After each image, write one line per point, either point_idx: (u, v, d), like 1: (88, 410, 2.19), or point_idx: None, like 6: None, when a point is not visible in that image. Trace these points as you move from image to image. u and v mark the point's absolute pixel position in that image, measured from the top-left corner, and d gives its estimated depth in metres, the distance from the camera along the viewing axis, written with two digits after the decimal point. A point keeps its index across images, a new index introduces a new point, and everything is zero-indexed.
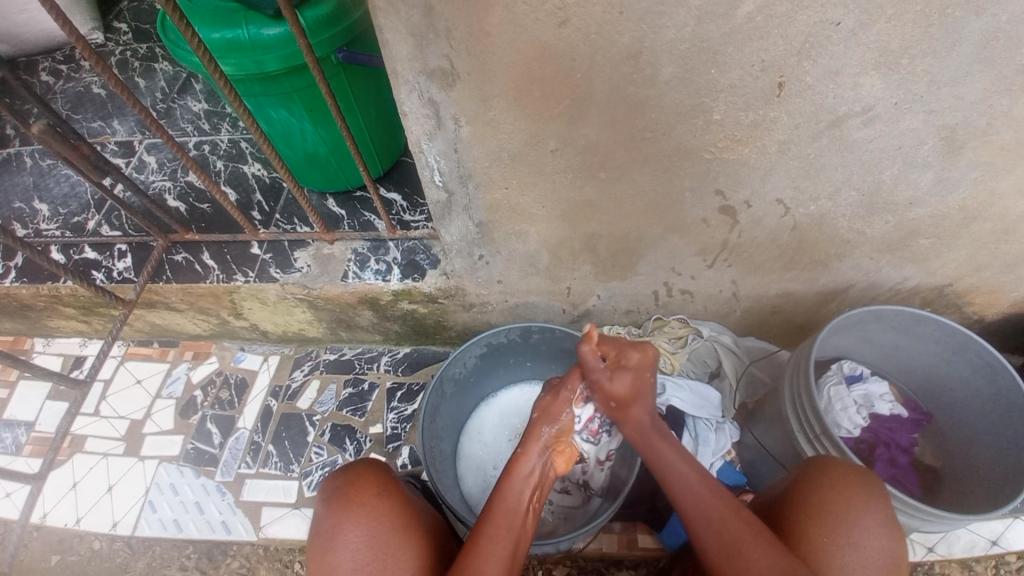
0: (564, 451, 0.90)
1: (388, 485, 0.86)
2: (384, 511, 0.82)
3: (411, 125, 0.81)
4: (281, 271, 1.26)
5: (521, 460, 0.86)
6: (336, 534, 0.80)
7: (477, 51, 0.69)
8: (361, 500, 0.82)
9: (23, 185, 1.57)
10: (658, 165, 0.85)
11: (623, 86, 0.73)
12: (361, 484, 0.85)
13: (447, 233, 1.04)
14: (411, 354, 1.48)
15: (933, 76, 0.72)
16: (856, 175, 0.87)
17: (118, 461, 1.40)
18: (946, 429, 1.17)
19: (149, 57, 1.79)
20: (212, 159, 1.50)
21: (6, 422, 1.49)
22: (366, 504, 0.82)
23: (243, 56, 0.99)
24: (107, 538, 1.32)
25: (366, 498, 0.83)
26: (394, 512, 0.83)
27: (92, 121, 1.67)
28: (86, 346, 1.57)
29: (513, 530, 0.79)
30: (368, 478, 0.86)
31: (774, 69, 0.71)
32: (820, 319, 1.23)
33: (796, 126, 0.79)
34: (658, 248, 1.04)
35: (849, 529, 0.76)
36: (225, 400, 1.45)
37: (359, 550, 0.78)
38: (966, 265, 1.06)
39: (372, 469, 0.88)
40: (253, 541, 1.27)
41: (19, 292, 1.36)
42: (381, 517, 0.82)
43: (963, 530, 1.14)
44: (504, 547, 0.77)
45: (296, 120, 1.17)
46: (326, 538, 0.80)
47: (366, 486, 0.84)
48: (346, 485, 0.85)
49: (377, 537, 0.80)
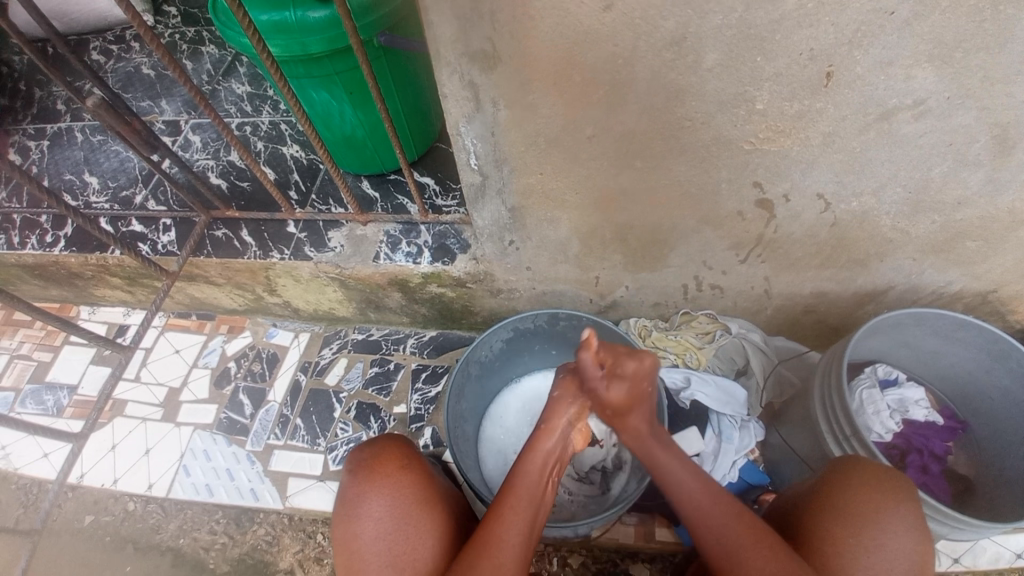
0: (581, 433, 0.89)
1: (412, 460, 0.88)
2: (407, 485, 0.84)
3: (449, 107, 0.82)
4: (315, 250, 1.29)
5: (547, 434, 0.85)
6: (360, 503, 0.82)
7: (520, 35, 0.69)
8: (384, 473, 0.85)
9: (74, 158, 1.64)
10: (695, 155, 0.84)
11: (664, 72, 0.72)
12: (386, 457, 0.87)
13: (479, 217, 1.05)
14: (437, 337, 1.50)
15: (990, 71, 0.70)
16: (902, 172, 0.84)
17: (155, 426, 1.47)
18: (982, 440, 1.14)
19: (196, 40, 1.84)
20: (253, 139, 1.54)
21: (51, 385, 1.57)
22: (390, 476, 0.84)
23: (289, 37, 1.01)
24: (142, 499, 1.38)
25: (390, 470, 0.85)
26: (416, 485, 0.85)
27: (141, 100, 1.73)
28: (129, 316, 1.64)
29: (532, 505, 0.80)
30: (392, 452, 0.88)
31: (823, 58, 0.69)
32: (854, 321, 1.20)
33: (842, 118, 0.77)
34: (690, 241, 1.03)
35: (875, 530, 0.75)
36: (257, 373, 1.50)
37: (382, 520, 0.81)
38: (1014, 271, 1.02)
39: (396, 444, 0.90)
40: (279, 510, 1.31)
41: (69, 260, 1.43)
42: (403, 489, 0.84)
43: (989, 542, 1.10)
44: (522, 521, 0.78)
45: (336, 102, 1.19)
46: (351, 506, 0.83)
47: (390, 459, 0.86)
48: (371, 457, 0.87)
49: (400, 508, 0.82)
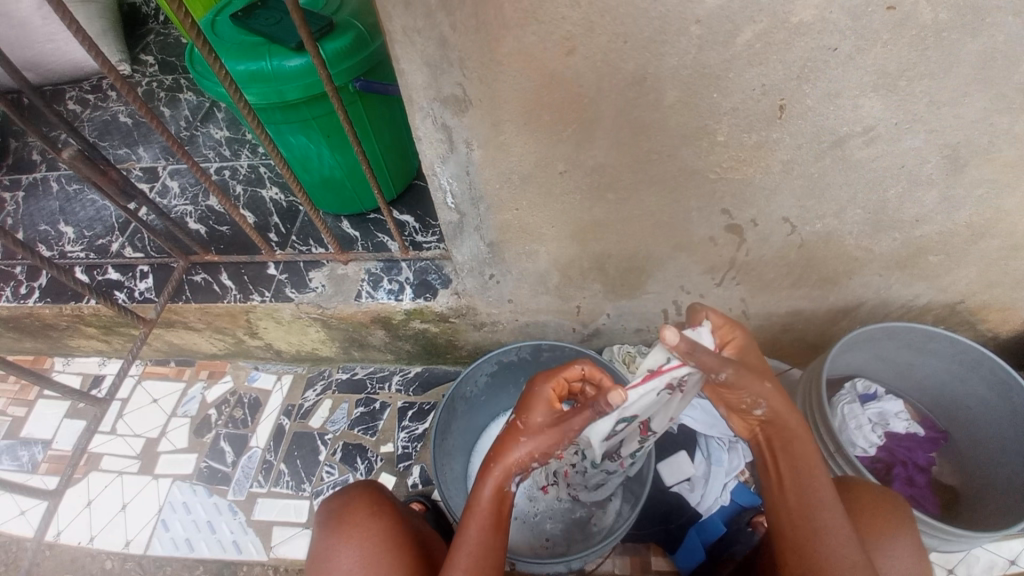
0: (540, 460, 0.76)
1: (382, 507, 0.87)
2: (377, 531, 0.83)
3: (425, 149, 0.84)
4: (296, 291, 1.29)
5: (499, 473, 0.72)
6: (329, 556, 0.81)
7: (489, 79, 0.72)
8: (351, 522, 0.83)
9: (50, 208, 1.63)
10: (664, 185, 0.87)
11: (628, 110, 0.76)
12: (354, 506, 0.86)
13: (459, 253, 1.07)
14: (422, 373, 1.49)
15: (932, 98, 0.74)
16: (861, 194, 0.89)
17: (133, 478, 1.42)
18: (963, 449, 1.16)
19: (173, 87, 1.86)
20: (232, 183, 1.55)
21: (24, 440, 1.51)
22: (357, 526, 0.83)
23: (266, 85, 1.04)
24: (119, 557, 1.32)
25: (359, 518, 0.84)
26: (387, 532, 0.84)
27: (119, 148, 1.74)
28: (105, 365, 1.60)
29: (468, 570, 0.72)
30: (361, 500, 0.87)
31: (775, 92, 0.73)
32: (830, 338, 1.23)
33: (799, 146, 0.81)
34: (666, 266, 1.05)
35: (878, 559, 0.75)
36: (238, 419, 1.47)
37: (350, 573, 0.79)
38: (975, 283, 1.07)
39: (365, 491, 0.89)
40: (263, 561, 1.27)
41: (43, 311, 1.40)
42: (373, 537, 0.82)
43: (980, 550, 1.11)
44: None
45: (314, 145, 1.21)
46: (320, 560, 0.82)
47: (358, 508, 0.85)
48: (339, 508, 0.86)
49: (368, 557, 0.80)
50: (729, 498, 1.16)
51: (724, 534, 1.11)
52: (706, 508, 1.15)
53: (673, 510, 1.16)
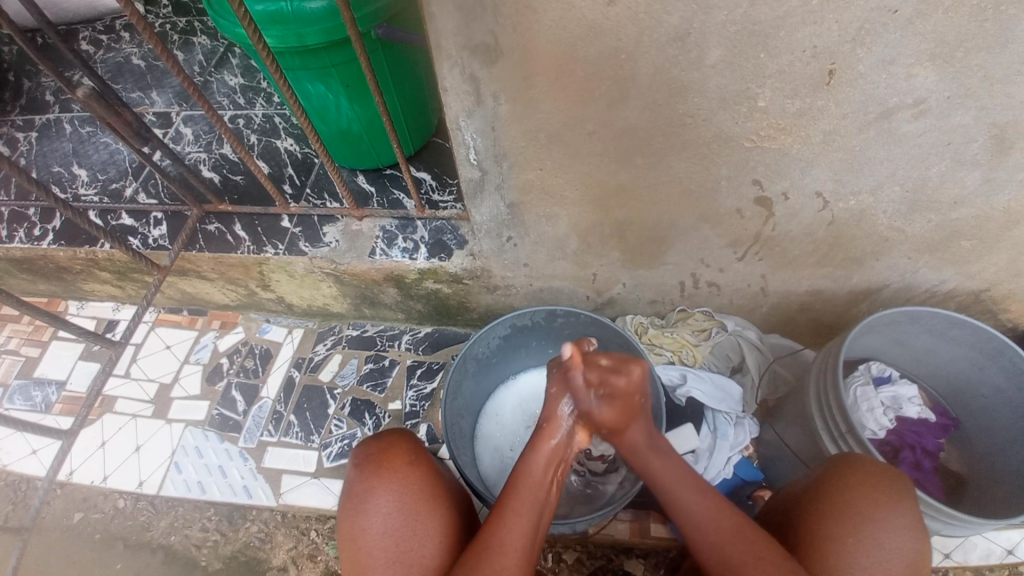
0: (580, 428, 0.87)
1: (419, 455, 0.87)
2: (415, 480, 0.83)
3: (450, 101, 0.81)
4: (309, 245, 1.28)
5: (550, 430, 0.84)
6: (367, 500, 0.81)
7: (522, 28, 0.69)
8: (391, 467, 0.83)
9: (62, 150, 1.61)
10: (695, 152, 0.84)
11: (667, 68, 0.72)
12: (393, 451, 0.86)
13: (477, 213, 1.04)
14: (433, 333, 1.49)
15: (989, 71, 0.70)
16: (901, 171, 0.85)
17: (146, 422, 1.45)
18: (974, 437, 1.15)
19: (186, 30, 1.81)
20: (246, 132, 1.52)
21: (39, 380, 1.54)
22: (397, 473, 0.83)
23: (286, 27, 1.00)
24: (132, 496, 1.36)
25: (398, 466, 0.84)
26: (423, 481, 0.84)
27: (131, 91, 1.70)
28: (118, 311, 1.61)
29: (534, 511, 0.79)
30: (401, 446, 0.87)
31: (825, 55, 0.69)
32: (848, 320, 1.21)
33: (843, 116, 0.77)
34: (689, 238, 1.03)
35: (872, 527, 0.76)
36: (249, 369, 1.49)
37: (389, 517, 0.80)
38: (1006, 270, 1.04)
39: (403, 437, 0.88)
40: (272, 507, 1.30)
41: (57, 254, 1.40)
42: (410, 485, 0.83)
43: (979, 538, 1.12)
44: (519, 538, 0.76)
45: (333, 95, 1.18)
46: (358, 500, 0.82)
47: (399, 454, 0.85)
48: (378, 452, 0.86)
49: (407, 504, 0.81)
50: (732, 471, 1.16)
51: None
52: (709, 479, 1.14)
53: None
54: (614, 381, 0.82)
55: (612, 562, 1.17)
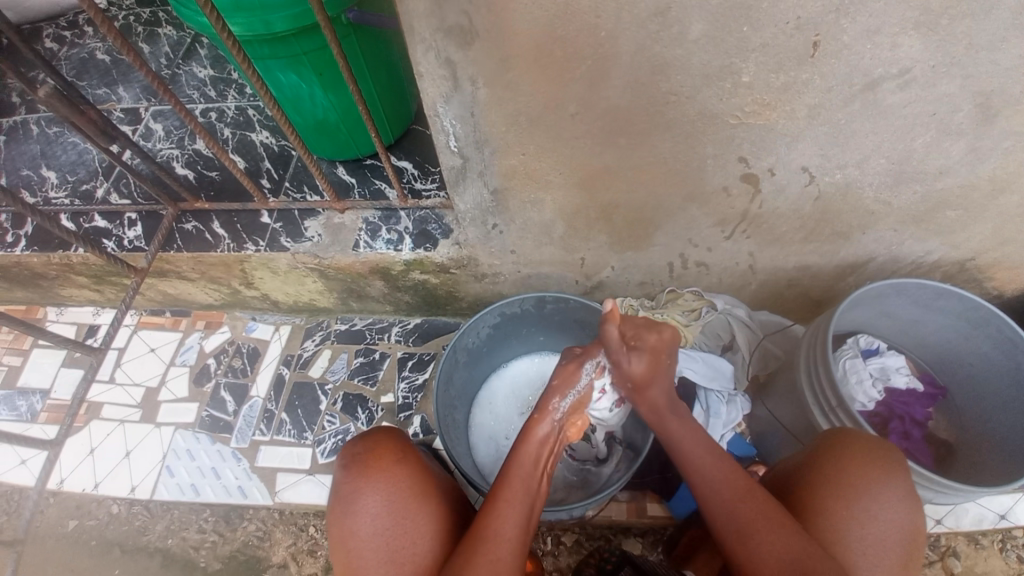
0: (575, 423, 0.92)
1: (406, 452, 0.86)
2: (403, 478, 0.83)
3: (426, 87, 0.79)
4: (292, 241, 1.25)
5: (540, 421, 0.87)
6: (355, 500, 0.81)
7: (496, 8, 0.66)
8: (378, 467, 0.83)
9: (30, 152, 1.55)
10: (680, 131, 0.82)
11: (648, 45, 0.70)
12: (380, 450, 0.85)
13: (461, 201, 1.02)
14: (422, 324, 1.47)
15: (974, 39, 0.69)
16: (886, 143, 0.84)
17: (135, 427, 1.43)
18: (961, 404, 1.17)
19: (151, 22, 1.74)
20: (219, 126, 1.48)
21: (23, 390, 1.51)
22: (384, 471, 0.83)
23: (252, 15, 0.96)
24: (125, 502, 1.35)
25: (384, 464, 0.83)
26: (411, 478, 0.84)
27: (97, 88, 1.64)
28: (99, 315, 1.57)
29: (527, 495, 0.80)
30: (387, 445, 0.86)
31: (809, 27, 0.67)
32: (836, 293, 1.21)
33: (828, 89, 0.76)
34: (676, 218, 1.02)
35: (868, 501, 0.76)
36: (237, 369, 1.46)
37: (379, 516, 0.80)
38: (991, 239, 1.04)
39: (390, 435, 0.88)
40: (268, 505, 1.29)
41: (31, 260, 1.36)
42: (399, 483, 0.82)
43: (973, 504, 1.14)
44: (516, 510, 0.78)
45: (306, 84, 1.14)
46: (346, 502, 0.81)
47: (385, 452, 0.85)
48: (364, 452, 0.85)
49: (397, 501, 0.81)
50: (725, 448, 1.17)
51: None
52: None
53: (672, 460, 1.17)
54: (646, 335, 0.90)
55: (611, 542, 1.18)
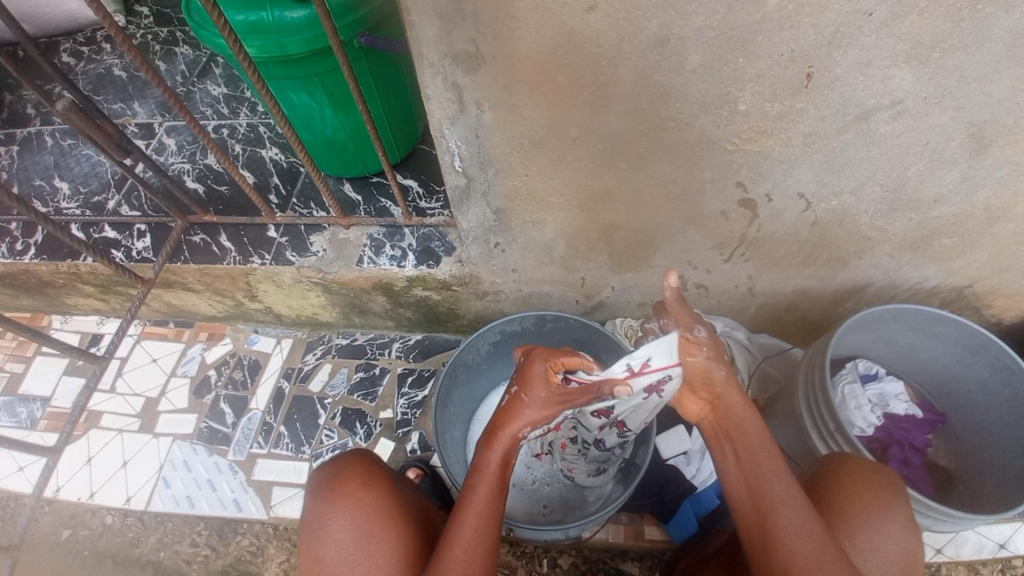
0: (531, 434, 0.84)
1: (374, 476, 0.86)
2: (368, 502, 0.83)
3: (433, 109, 0.81)
4: (297, 255, 1.27)
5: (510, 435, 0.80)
6: (323, 525, 0.82)
7: (502, 36, 0.69)
8: (344, 492, 0.83)
9: (44, 163, 1.59)
10: (679, 155, 0.84)
11: (648, 73, 0.72)
12: (346, 474, 0.85)
13: (464, 219, 1.04)
14: (423, 340, 1.48)
15: (963, 72, 0.71)
16: (881, 171, 0.86)
17: (133, 437, 1.43)
18: (960, 432, 1.17)
19: (168, 40, 1.80)
20: (230, 142, 1.51)
21: (23, 397, 1.52)
22: (350, 496, 0.83)
23: (267, 37, 0.99)
24: (120, 513, 1.34)
25: (351, 489, 0.83)
26: (378, 502, 0.83)
27: (113, 102, 1.68)
28: (103, 325, 1.59)
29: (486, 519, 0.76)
30: (354, 469, 0.86)
31: (803, 59, 0.70)
32: (834, 318, 1.22)
33: (823, 118, 0.78)
34: (675, 240, 1.03)
35: (868, 531, 0.76)
36: (238, 381, 1.47)
37: (343, 541, 0.80)
38: (987, 267, 1.05)
39: (358, 459, 0.88)
40: (263, 520, 1.29)
41: (39, 268, 1.38)
42: (364, 507, 0.82)
43: (971, 533, 1.13)
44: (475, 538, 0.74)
45: (316, 104, 1.17)
46: (313, 528, 0.82)
47: (351, 477, 0.85)
48: (331, 476, 0.85)
49: (363, 526, 0.81)
50: None
51: (717, 507, 1.13)
52: (700, 481, 1.17)
53: (669, 482, 1.18)
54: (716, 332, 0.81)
55: (608, 565, 1.17)
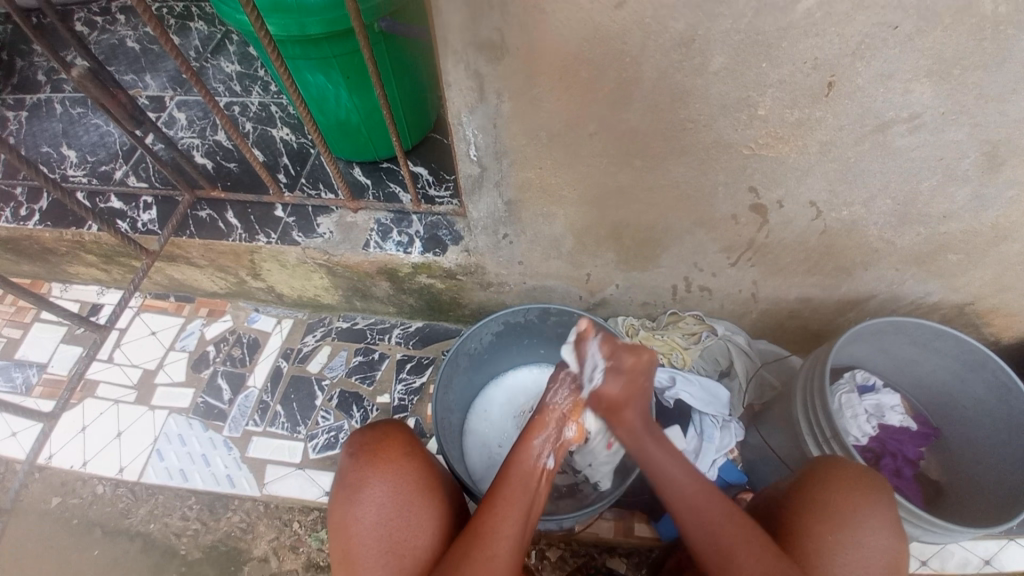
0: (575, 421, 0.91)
1: (414, 447, 0.86)
2: (409, 471, 0.83)
3: (453, 96, 0.81)
4: (303, 235, 1.27)
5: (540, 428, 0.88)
6: (360, 489, 0.81)
7: (528, 26, 0.69)
8: (386, 459, 0.83)
9: (51, 129, 1.57)
10: (695, 157, 0.85)
11: (670, 72, 0.72)
12: (388, 441, 0.85)
13: (475, 209, 1.04)
14: (424, 328, 1.49)
15: (984, 89, 0.71)
16: (893, 185, 0.87)
17: (129, 408, 1.43)
18: (952, 446, 1.18)
19: (184, 14, 1.78)
20: (241, 120, 1.50)
21: (19, 362, 1.51)
22: (391, 463, 0.82)
23: (287, 16, 0.99)
24: (111, 484, 1.34)
25: (392, 456, 0.83)
26: (418, 472, 0.84)
27: (124, 74, 1.67)
28: (103, 295, 1.58)
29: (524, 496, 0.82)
30: (396, 437, 0.86)
31: (826, 67, 0.70)
32: (835, 328, 1.23)
33: (840, 128, 0.78)
34: (683, 242, 1.04)
35: (852, 528, 0.77)
36: (236, 358, 1.47)
37: (383, 506, 0.80)
38: (991, 285, 1.06)
39: (399, 428, 0.88)
40: (255, 497, 1.29)
41: (42, 234, 1.37)
42: (406, 476, 0.82)
43: (953, 545, 1.15)
44: (515, 514, 0.79)
45: (332, 86, 1.17)
46: (350, 489, 0.81)
47: (394, 444, 0.85)
48: (373, 441, 0.85)
49: (403, 495, 0.81)
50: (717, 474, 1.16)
51: None
52: None
53: None
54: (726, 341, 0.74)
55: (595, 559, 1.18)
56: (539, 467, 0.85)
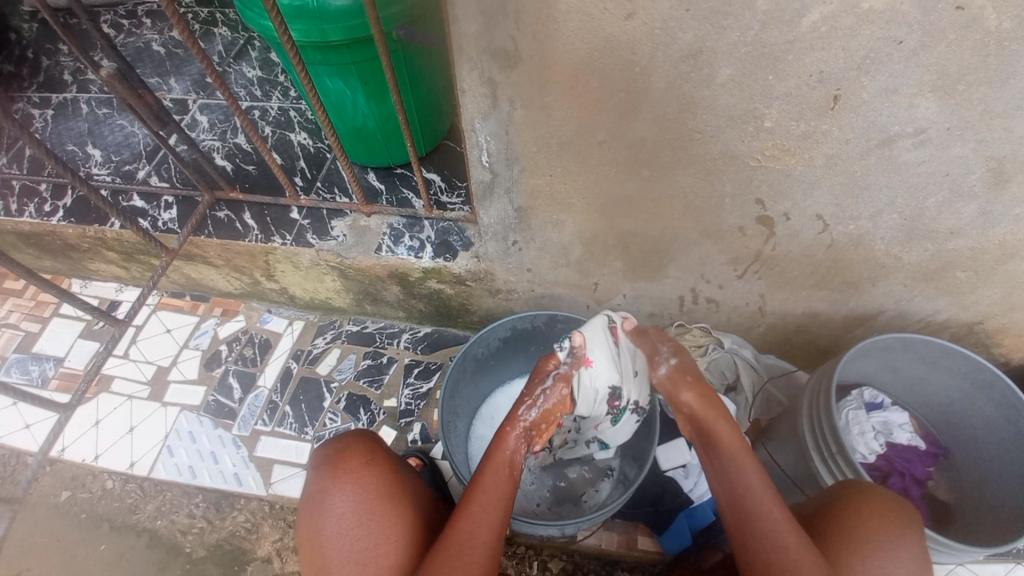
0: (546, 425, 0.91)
1: (376, 455, 0.88)
2: (370, 480, 0.85)
3: (467, 103, 0.84)
4: (317, 238, 1.30)
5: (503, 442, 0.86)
6: (323, 500, 0.83)
7: (542, 36, 0.71)
8: (346, 468, 0.85)
9: (79, 130, 1.63)
10: (702, 167, 0.86)
11: (678, 84, 0.74)
12: (350, 451, 0.87)
13: (486, 215, 1.06)
14: (431, 334, 1.50)
15: (988, 105, 0.72)
16: (899, 199, 0.87)
17: (141, 403, 1.46)
18: (962, 467, 1.16)
19: (208, 21, 1.84)
20: (261, 124, 1.55)
21: (37, 355, 1.55)
22: (352, 472, 0.85)
23: (310, 22, 1.02)
24: (121, 478, 1.37)
25: (352, 466, 0.85)
26: (380, 480, 0.85)
27: (150, 76, 1.73)
28: (121, 292, 1.63)
29: (498, 500, 0.81)
30: (357, 447, 0.88)
31: (831, 81, 0.72)
32: (843, 344, 1.23)
33: (846, 141, 0.79)
34: (690, 252, 1.05)
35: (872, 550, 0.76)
36: (248, 358, 1.50)
37: (343, 516, 0.82)
38: (1001, 303, 1.05)
39: (362, 439, 0.90)
40: (261, 496, 1.31)
41: (67, 231, 1.42)
42: (367, 485, 0.84)
43: (962, 569, 1.12)
44: (488, 517, 0.79)
45: (350, 91, 1.20)
46: (314, 501, 0.84)
47: (354, 454, 0.87)
48: (335, 453, 0.87)
49: (364, 504, 0.83)
50: None
51: (712, 523, 1.13)
52: (697, 496, 1.16)
53: (665, 493, 1.16)
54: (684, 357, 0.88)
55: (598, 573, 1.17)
56: (512, 458, 0.85)
